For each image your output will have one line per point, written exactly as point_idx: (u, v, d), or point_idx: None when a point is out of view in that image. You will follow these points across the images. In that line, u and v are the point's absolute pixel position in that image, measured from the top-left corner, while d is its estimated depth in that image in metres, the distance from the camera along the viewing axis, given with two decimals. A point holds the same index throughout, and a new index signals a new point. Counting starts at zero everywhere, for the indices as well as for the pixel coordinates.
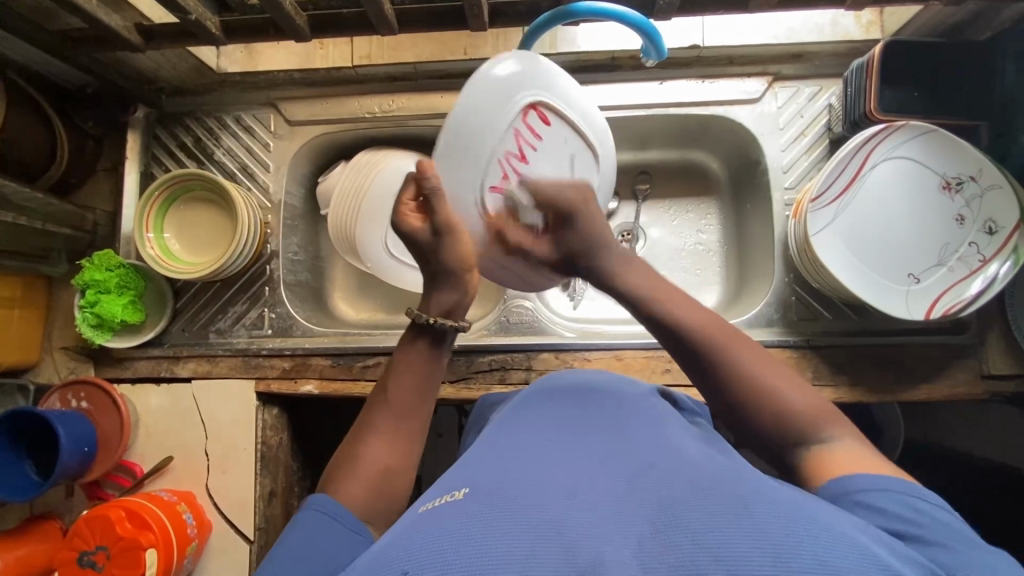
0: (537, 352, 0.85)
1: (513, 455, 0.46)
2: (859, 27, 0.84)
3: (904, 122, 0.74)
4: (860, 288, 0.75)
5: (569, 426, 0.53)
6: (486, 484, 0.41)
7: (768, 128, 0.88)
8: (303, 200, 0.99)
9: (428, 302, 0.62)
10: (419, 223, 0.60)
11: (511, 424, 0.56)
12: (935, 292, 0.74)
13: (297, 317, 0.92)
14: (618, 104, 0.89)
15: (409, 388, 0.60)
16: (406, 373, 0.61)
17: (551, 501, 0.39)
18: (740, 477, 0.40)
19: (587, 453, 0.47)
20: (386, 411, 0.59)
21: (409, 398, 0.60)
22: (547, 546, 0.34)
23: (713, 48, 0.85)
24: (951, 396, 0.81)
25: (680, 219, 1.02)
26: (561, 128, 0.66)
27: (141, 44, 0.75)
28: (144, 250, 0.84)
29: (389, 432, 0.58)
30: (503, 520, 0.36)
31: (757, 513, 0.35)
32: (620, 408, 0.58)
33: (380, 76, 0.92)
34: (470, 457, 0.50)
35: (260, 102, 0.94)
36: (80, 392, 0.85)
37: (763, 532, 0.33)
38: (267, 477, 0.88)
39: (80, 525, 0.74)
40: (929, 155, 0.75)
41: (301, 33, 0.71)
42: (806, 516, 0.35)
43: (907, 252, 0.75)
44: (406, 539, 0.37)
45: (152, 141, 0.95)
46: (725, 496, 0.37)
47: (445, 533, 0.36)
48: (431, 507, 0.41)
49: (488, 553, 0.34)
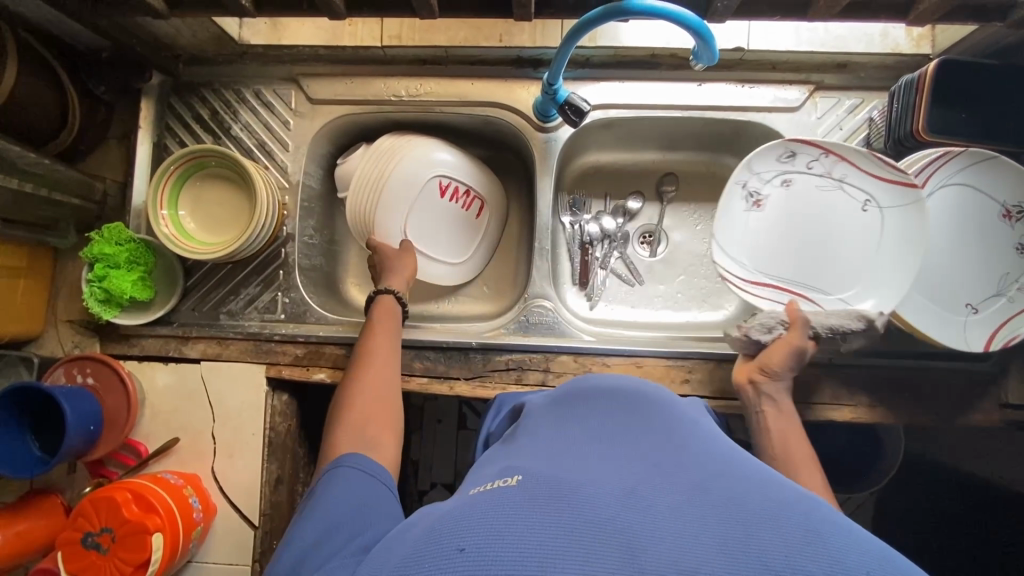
0: (556, 354, 0.84)
1: (563, 450, 0.47)
2: (909, 40, 0.82)
3: (961, 149, 0.72)
4: (920, 318, 0.73)
5: (616, 415, 0.53)
6: (534, 476, 0.42)
7: (806, 139, 0.85)
8: (321, 181, 0.95)
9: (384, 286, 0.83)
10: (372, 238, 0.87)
11: (546, 419, 0.55)
12: (994, 324, 0.72)
13: (311, 304, 0.90)
14: (652, 103, 0.86)
15: (386, 323, 0.77)
16: (384, 312, 0.78)
17: (604, 494, 0.39)
18: (797, 495, 0.40)
19: (635, 444, 0.47)
20: (370, 343, 0.74)
21: (387, 330, 0.76)
22: (603, 544, 0.35)
23: (758, 52, 0.83)
24: (968, 424, 0.80)
25: (704, 224, 1.00)
26: (833, 186, 0.79)
27: (165, 11, 0.70)
28: (158, 227, 0.80)
29: (375, 355, 0.73)
30: (560, 510, 0.37)
31: (831, 540, 0.34)
32: (659, 399, 0.57)
33: (407, 57, 0.89)
34: (517, 447, 0.51)
35: (281, 77, 0.90)
36: (85, 368, 0.83)
37: (834, 566, 0.32)
38: (274, 463, 0.87)
39: (85, 505, 0.72)
40: (989, 184, 0.73)
41: (336, 11, 0.67)
42: (890, 554, 0.34)
43: (964, 280, 0.74)
44: (462, 520, 0.38)
45: (165, 111, 0.92)
46: (797, 516, 0.36)
47: (496, 520, 0.37)
48: (484, 491, 0.42)
49: (538, 547, 0.35)
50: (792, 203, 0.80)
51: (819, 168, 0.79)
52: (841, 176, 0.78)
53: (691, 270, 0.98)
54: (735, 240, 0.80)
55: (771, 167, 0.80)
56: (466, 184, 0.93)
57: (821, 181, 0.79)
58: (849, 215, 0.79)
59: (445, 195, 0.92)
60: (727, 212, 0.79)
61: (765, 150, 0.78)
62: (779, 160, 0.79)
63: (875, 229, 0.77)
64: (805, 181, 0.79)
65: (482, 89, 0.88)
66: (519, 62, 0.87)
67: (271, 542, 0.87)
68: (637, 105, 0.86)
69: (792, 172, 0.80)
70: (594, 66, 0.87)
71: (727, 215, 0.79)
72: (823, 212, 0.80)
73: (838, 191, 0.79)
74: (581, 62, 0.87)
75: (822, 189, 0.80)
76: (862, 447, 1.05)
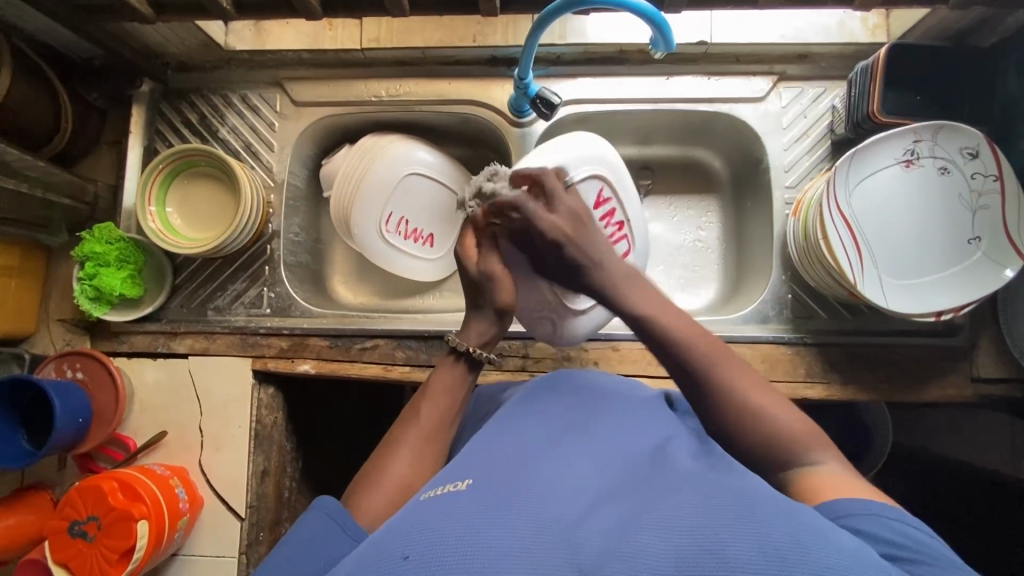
0: (534, 340, 0.86)
1: (515, 453, 0.48)
2: (865, 30, 0.85)
3: (943, 126, 0.72)
4: (881, 296, 0.73)
5: (570, 423, 0.54)
6: (484, 479, 0.42)
7: (771, 128, 0.88)
8: (306, 181, 0.98)
9: (465, 333, 0.67)
10: (473, 254, 0.69)
11: (492, 428, 0.57)
12: (939, 303, 0.72)
13: (296, 298, 0.93)
14: (621, 96, 0.89)
15: (441, 403, 0.63)
16: (441, 392, 0.64)
17: (550, 499, 0.39)
18: (738, 484, 0.41)
19: (585, 450, 0.47)
20: (412, 427, 0.60)
21: (436, 418, 0.62)
22: (543, 541, 0.35)
23: (721, 45, 0.86)
24: (941, 398, 0.82)
25: (680, 216, 1.02)
26: (972, 211, 0.73)
27: (152, 16, 0.74)
28: (144, 222, 0.83)
29: (414, 440, 0.60)
30: (503, 512, 0.37)
31: (762, 518, 0.36)
32: (619, 405, 0.59)
33: (387, 59, 0.92)
34: (474, 450, 0.51)
35: (267, 82, 0.94)
36: (75, 363, 0.85)
37: (764, 538, 0.34)
38: (260, 455, 0.88)
39: (72, 494, 0.74)
40: (960, 167, 0.73)
41: (313, 11, 0.71)
42: (811, 523, 0.36)
43: (915, 257, 0.74)
44: (410, 525, 0.38)
45: (156, 117, 0.95)
46: (728, 501, 0.38)
47: (440, 523, 0.37)
48: (432, 496, 0.42)
49: (480, 545, 0.34)
50: (925, 190, 0.75)
51: (975, 184, 0.73)
52: (990, 206, 0.72)
53: (669, 260, 1.01)
54: (863, 184, 0.75)
55: (949, 152, 0.73)
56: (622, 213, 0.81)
57: (961, 202, 0.74)
58: (956, 238, 0.73)
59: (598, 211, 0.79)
60: (875, 160, 0.75)
61: (965, 133, 0.71)
62: (957, 149, 0.72)
63: (956, 257, 0.73)
64: (948, 182, 0.74)
65: (458, 88, 0.92)
66: (494, 61, 0.92)
67: (257, 533, 0.87)
68: (608, 99, 0.90)
69: (947, 166, 0.73)
70: (566, 63, 0.90)
71: (874, 156, 0.74)
72: (930, 218, 0.75)
73: (965, 218, 0.73)
74: (552, 60, 0.90)
75: (959, 200, 0.74)
76: (849, 434, 1.05)
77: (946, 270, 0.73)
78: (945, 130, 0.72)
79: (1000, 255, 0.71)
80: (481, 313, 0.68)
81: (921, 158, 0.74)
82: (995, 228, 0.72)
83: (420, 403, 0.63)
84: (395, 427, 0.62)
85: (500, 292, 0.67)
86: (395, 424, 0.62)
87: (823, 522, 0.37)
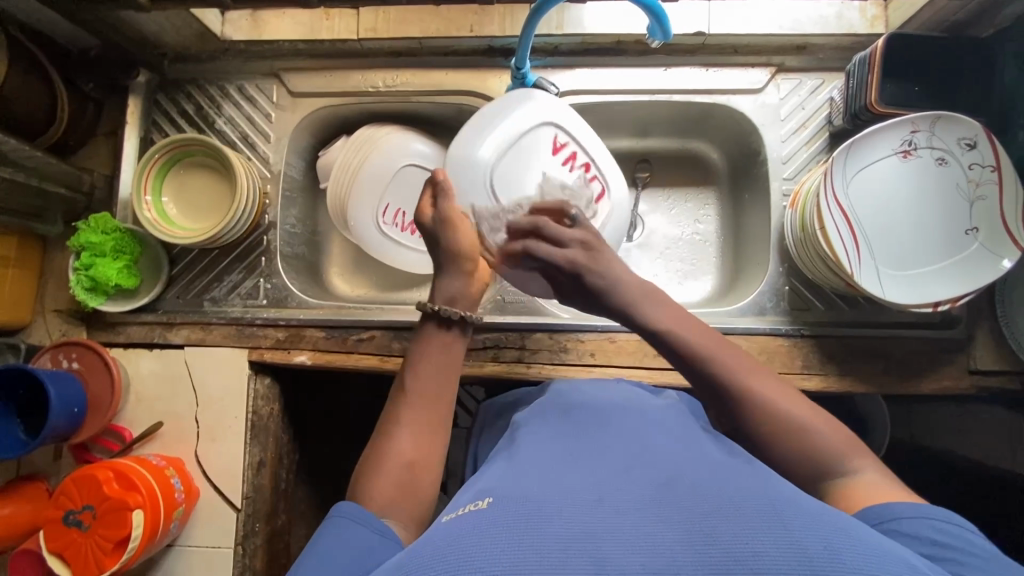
0: (531, 332, 0.86)
1: (535, 469, 0.47)
2: (863, 21, 0.85)
3: (941, 116, 0.71)
4: (884, 290, 0.73)
5: (586, 439, 0.53)
6: (506, 497, 0.42)
7: (769, 119, 0.88)
8: (303, 172, 0.98)
9: (435, 293, 0.65)
10: (429, 211, 0.68)
11: (507, 448, 0.56)
12: (939, 294, 0.72)
13: (292, 289, 0.92)
14: (618, 87, 0.89)
15: (433, 373, 0.62)
16: (430, 360, 0.62)
17: (575, 511, 0.39)
18: (763, 488, 0.41)
19: (605, 462, 0.47)
20: (407, 401, 0.60)
21: (429, 389, 0.61)
22: (574, 555, 0.34)
23: (718, 36, 0.86)
24: (939, 390, 0.82)
25: (678, 208, 1.02)
26: (969, 201, 0.73)
27: (147, 4, 0.74)
28: (140, 211, 0.83)
29: (412, 415, 0.59)
30: (529, 527, 0.37)
31: (791, 523, 0.36)
32: (633, 416, 0.59)
33: (384, 50, 0.92)
34: (494, 471, 0.51)
35: (263, 72, 0.94)
36: (71, 353, 0.85)
37: (795, 545, 0.34)
38: (256, 446, 0.88)
39: (67, 483, 0.74)
40: (956, 157, 0.73)
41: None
42: (838, 524, 0.36)
43: (911, 248, 0.74)
44: (435, 546, 0.37)
45: (152, 107, 0.95)
46: (754, 504, 0.38)
47: (466, 543, 0.36)
48: (455, 517, 0.41)
49: (511, 564, 0.34)
50: (921, 180, 0.74)
51: (970, 174, 0.72)
52: (986, 196, 0.72)
53: (667, 253, 1.00)
54: (863, 178, 0.75)
55: (945, 142, 0.73)
56: (586, 157, 0.80)
57: (957, 192, 0.73)
58: (953, 228, 0.73)
59: (557, 157, 0.79)
60: (875, 152, 0.74)
61: (962, 124, 0.71)
62: (955, 139, 0.72)
63: (952, 247, 0.73)
64: (944, 171, 0.74)
65: (455, 78, 0.92)
66: (491, 52, 0.91)
67: (254, 524, 0.87)
68: (605, 89, 0.89)
69: (943, 155, 0.73)
70: (563, 54, 0.90)
71: (872, 149, 0.74)
72: (927, 208, 0.75)
73: (961, 208, 0.73)
74: (550, 51, 0.90)
75: (956, 189, 0.74)
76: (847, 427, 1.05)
77: (944, 260, 0.73)
78: (942, 121, 0.72)
79: (990, 241, 0.71)
80: (448, 272, 0.65)
81: (917, 148, 0.74)
82: (992, 217, 0.72)
83: (410, 374, 0.62)
84: (392, 399, 0.62)
85: (460, 242, 0.66)
86: (393, 397, 0.62)
87: (852, 524, 0.37)
